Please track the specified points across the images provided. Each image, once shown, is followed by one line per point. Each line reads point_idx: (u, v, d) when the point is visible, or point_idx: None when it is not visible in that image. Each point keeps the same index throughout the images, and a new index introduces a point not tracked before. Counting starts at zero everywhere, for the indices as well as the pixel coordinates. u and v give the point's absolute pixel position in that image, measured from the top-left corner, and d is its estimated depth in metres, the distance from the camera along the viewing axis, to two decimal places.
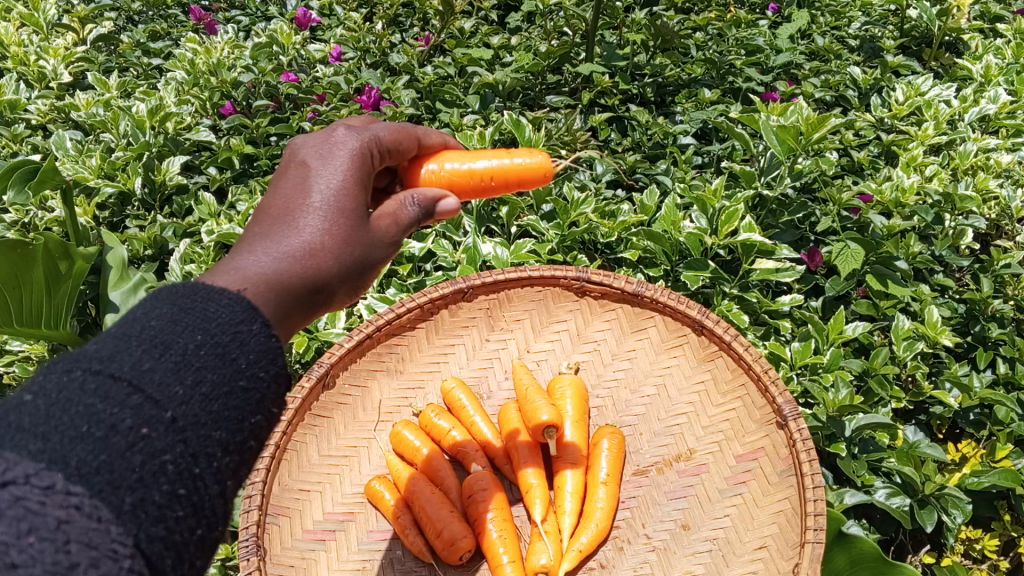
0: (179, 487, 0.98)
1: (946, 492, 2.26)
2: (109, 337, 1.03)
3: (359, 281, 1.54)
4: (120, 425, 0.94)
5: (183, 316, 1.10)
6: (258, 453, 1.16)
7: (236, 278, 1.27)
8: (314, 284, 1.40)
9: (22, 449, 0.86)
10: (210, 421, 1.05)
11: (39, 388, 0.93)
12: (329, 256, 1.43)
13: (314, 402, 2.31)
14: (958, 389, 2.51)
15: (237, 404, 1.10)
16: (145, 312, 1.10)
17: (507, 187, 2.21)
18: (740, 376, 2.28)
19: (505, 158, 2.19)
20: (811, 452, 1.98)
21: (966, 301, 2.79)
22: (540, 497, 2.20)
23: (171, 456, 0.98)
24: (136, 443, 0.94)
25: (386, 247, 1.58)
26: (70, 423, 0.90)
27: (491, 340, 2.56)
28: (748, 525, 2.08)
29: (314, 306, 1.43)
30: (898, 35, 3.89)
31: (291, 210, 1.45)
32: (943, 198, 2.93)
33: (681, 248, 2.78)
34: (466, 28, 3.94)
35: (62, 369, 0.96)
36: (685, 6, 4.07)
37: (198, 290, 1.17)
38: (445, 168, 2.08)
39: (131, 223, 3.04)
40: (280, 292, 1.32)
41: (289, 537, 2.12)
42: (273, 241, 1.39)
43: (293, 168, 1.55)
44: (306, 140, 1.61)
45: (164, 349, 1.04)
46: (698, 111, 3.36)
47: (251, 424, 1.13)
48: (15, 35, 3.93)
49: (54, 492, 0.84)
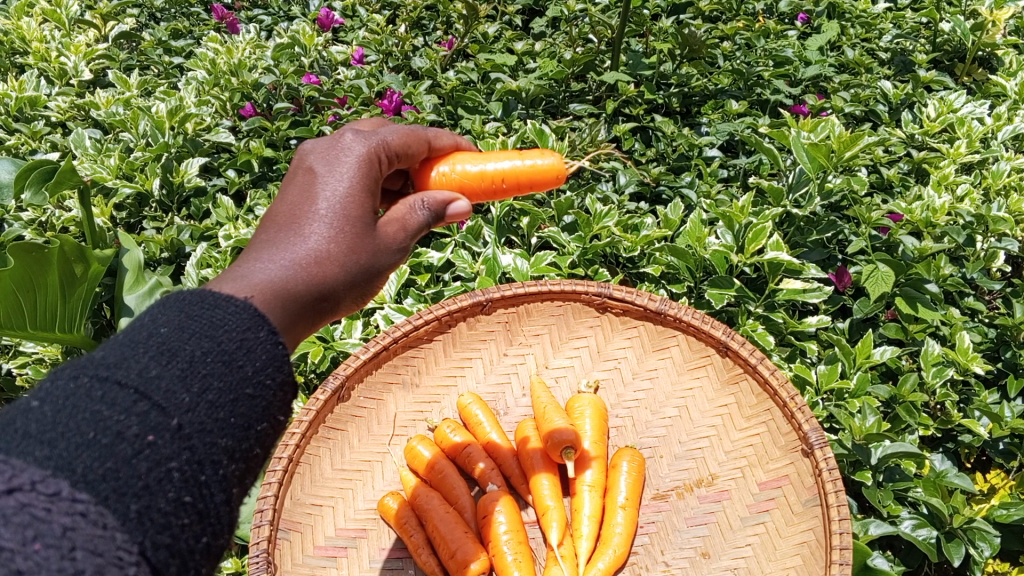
0: (185, 494, 0.93)
1: (975, 525, 2.16)
2: (116, 344, 0.99)
3: (367, 289, 1.49)
4: (126, 432, 0.89)
5: (191, 322, 1.05)
6: (264, 463, 1.12)
7: (241, 286, 1.22)
8: (320, 293, 1.35)
9: (28, 456, 0.81)
10: (217, 428, 1.01)
11: (46, 394, 0.89)
12: (336, 265, 1.38)
13: (328, 414, 2.26)
14: (988, 418, 2.42)
15: (243, 412, 1.06)
16: (153, 318, 1.05)
17: (519, 189, 2.16)
18: (764, 401, 2.21)
19: (517, 159, 2.14)
20: (838, 482, 1.91)
21: (997, 325, 2.71)
22: (555, 519, 2.15)
23: (177, 463, 0.93)
24: (142, 451, 0.90)
25: (395, 254, 1.53)
26: (76, 429, 0.86)
27: (509, 354, 2.52)
28: (770, 555, 2.03)
29: (321, 316, 1.38)
30: (930, 49, 3.81)
31: (296, 218, 1.41)
32: (975, 220, 2.82)
33: (706, 265, 2.72)
34: (490, 33, 3.88)
35: (68, 375, 0.92)
36: (713, 15, 4.01)
37: (205, 296, 1.12)
38: (456, 169, 2.04)
39: (148, 224, 3.02)
40: (287, 301, 1.27)
41: (300, 553, 2.08)
42: (279, 250, 1.34)
43: (300, 175, 1.50)
44: (314, 146, 1.56)
45: (171, 356, 0.99)
46: (724, 123, 3.30)
47: (257, 432, 1.08)
48: (38, 30, 3.93)
49: (60, 499, 0.79)
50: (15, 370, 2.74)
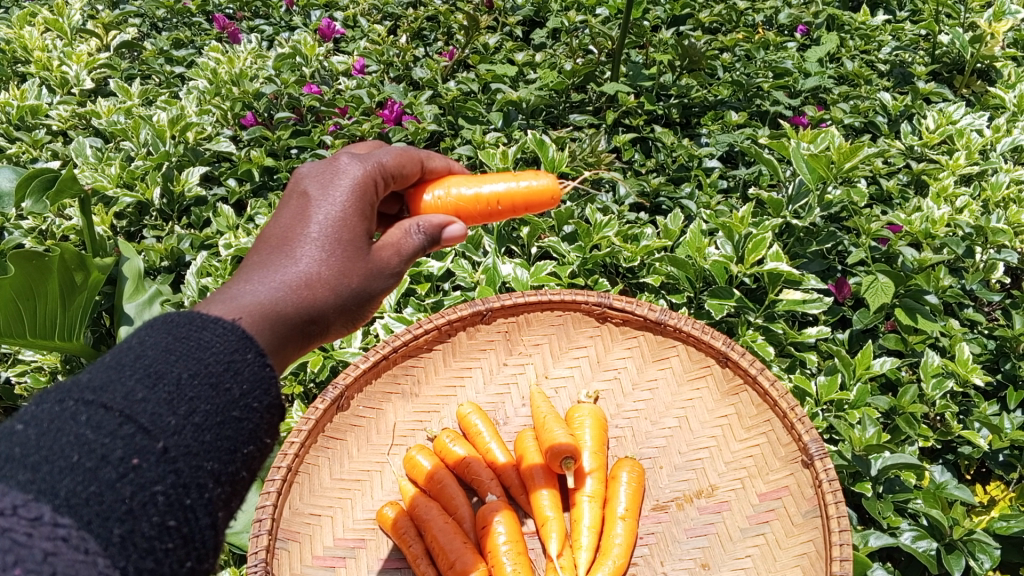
0: (170, 518, 0.93)
1: (974, 537, 2.14)
2: (102, 366, 0.98)
3: (358, 312, 1.49)
4: (111, 455, 0.89)
5: (178, 345, 1.05)
6: (252, 485, 1.12)
7: (230, 308, 1.23)
8: (310, 315, 1.35)
9: (10, 479, 0.81)
10: (203, 451, 1.00)
11: (31, 418, 0.89)
12: (326, 288, 1.39)
13: (327, 423, 2.25)
14: (988, 429, 2.42)
15: (230, 435, 1.05)
16: (141, 341, 1.05)
17: (515, 212, 2.16)
18: (764, 411, 2.21)
19: (513, 181, 2.14)
20: (838, 493, 1.90)
21: (997, 337, 2.71)
22: (555, 530, 2.15)
23: (162, 487, 0.93)
24: (126, 474, 0.89)
25: (387, 278, 1.53)
26: (60, 453, 0.86)
27: (509, 364, 2.52)
28: (770, 565, 2.02)
29: (310, 339, 1.39)
30: (929, 61, 3.82)
31: (287, 241, 1.41)
32: (974, 231, 2.83)
33: (706, 275, 2.72)
34: (491, 44, 3.90)
35: (54, 399, 0.92)
36: (713, 27, 4.03)
37: (194, 319, 1.12)
38: (451, 194, 2.04)
39: (148, 233, 3.03)
40: (276, 323, 1.27)
41: (298, 562, 2.07)
42: (269, 273, 1.35)
43: (295, 198, 1.50)
44: (309, 170, 1.56)
45: (158, 378, 0.99)
46: (724, 134, 3.31)
47: (244, 455, 1.08)
48: (39, 39, 3.95)
49: (41, 524, 0.79)
50: (15, 378, 2.74)
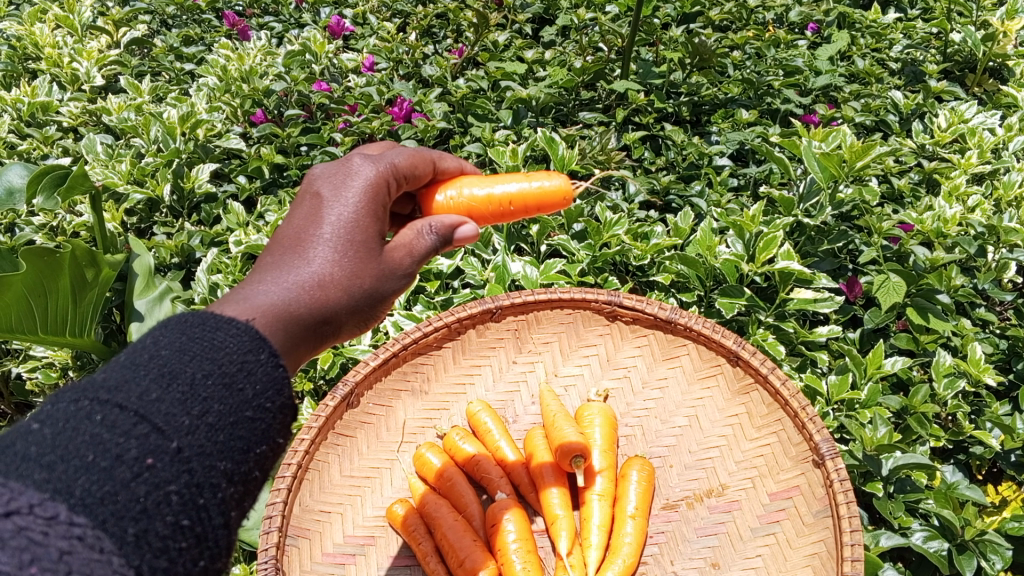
0: (184, 518, 0.93)
1: (986, 538, 2.13)
2: (118, 366, 0.99)
3: (370, 314, 1.49)
4: (125, 455, 0.89)
5: (192, 345, 1.05)
6: (265, 484, 1.11)
7: (244, 308, 1.23)
8: (322, 315, 1.35)
9: (26, 478, 0.81)
10: (216, 451, 1.00)
11: (47, 416, 0.89)
12: (338, 289, 1.39)
13: (337, 420, 2.26)
14: (1000, 430, 2.39)
15: (242, 435, 1.05)
16: (155, 341, 1.05)
17: (526, 213, 2.15)
18: (775, 410, 2.21)
19: (524, 182, 2.14)
20: (849, 494, 1.89)
21: (1008, 336, 2.69)
22: (565, 528, 2.14)
23: (176, 486, 0.93)
24: (141, 474, 0.89)
25: (399, 279, 1.53)
26: (76, 452, 0.86)
27: (518, 362, 2.52)
28: (781, 566, 2.02)
29: (322, 339, 1.38)
30: (941, 59, 3.80)
31: (300, 243, 1.41)
32: (986, 230, 2.82)
33: (716, 273, 2.73)
34: (500, 41, 3.89)
35: (69, 398, 0.92)
36: (723, 24, 4.02)
37: (207, 319, 1.12)
38: (464, 194, 2.03)
39: (159, 230, 3.05)
40: (289, 324, 1.27)
41: (309, 559, 2.07)
42: (282, 274, 1.35)
43: (307, 199, 1.50)
44: (321, 170, 1.56)
45: (172, 378, 0.99)
46: (734, 132, 3.31)
47: (257, 454, 1.08)
48: (50, 36, 3.97)
49: (57, 523, 0.79)
50: (26, 374, 2.73)
